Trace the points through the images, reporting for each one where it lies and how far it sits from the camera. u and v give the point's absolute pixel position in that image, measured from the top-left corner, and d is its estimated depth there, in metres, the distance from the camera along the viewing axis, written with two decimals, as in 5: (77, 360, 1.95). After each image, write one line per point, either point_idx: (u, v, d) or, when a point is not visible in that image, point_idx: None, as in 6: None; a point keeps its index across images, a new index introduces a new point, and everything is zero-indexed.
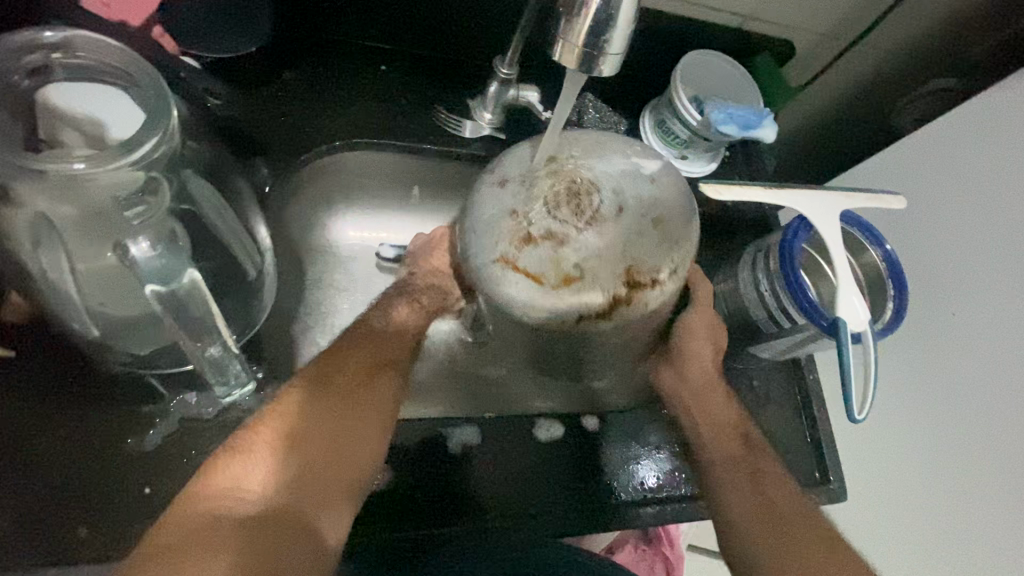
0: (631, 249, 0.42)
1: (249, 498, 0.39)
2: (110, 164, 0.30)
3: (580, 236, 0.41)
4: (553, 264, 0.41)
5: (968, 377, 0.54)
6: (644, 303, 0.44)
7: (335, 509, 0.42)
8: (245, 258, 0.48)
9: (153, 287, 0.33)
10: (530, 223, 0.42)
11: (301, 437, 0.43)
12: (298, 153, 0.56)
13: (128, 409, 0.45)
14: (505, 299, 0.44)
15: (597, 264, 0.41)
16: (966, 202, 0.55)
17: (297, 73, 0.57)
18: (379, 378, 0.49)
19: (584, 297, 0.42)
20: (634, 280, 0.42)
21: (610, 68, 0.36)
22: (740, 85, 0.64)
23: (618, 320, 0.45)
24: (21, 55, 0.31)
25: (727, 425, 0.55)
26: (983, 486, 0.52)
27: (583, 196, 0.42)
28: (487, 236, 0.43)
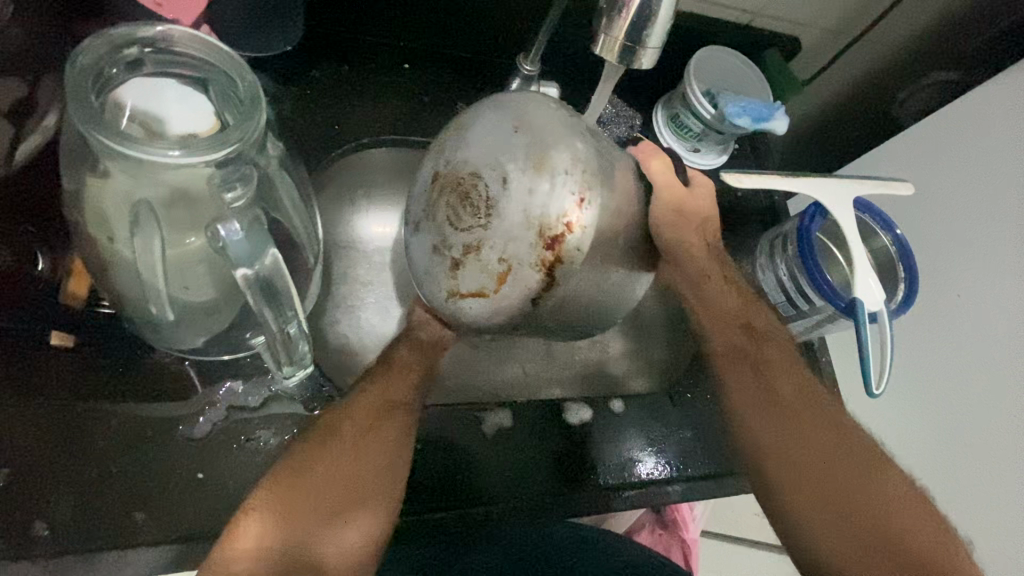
0: (535, 210, 0.41)
1: (247, 561, 0.40)
2: (202, 153, 0.30)
3: (489, 231, 0.41)
4: (485, 273, 0.42)
5: (981, 350, 0.56)
6: (581, 246, 0.41)
7: (347, 543, 0.43)
8: (306, 245, 0.43)
9: (243, 269, 0.31)
10: (449, 243, 0.43)
11: (299, 489, 0.43)
12: (328, 150, 0.59)
13: (178, 398, 0.47)
14: (474, 324, 0.45)
15: (514, 247, 0.41)
16: (971, 186, 0.58)
17: (324, 71, 0.59)
18: (387, 418, 0.47)
19: (523, 285, 0.42)
20: (549, 236, 0.41)
21: (649, 60, 0.39)
22: (750, 80, 0.66)
23: (575, 275, 0.42)
24: (121, 49, 0.33)
25: (737, 339, 0.56)
26: (1000, 462, 0.54)
27: (471, 194, 0.42)
28: (427, 275, 0.45)
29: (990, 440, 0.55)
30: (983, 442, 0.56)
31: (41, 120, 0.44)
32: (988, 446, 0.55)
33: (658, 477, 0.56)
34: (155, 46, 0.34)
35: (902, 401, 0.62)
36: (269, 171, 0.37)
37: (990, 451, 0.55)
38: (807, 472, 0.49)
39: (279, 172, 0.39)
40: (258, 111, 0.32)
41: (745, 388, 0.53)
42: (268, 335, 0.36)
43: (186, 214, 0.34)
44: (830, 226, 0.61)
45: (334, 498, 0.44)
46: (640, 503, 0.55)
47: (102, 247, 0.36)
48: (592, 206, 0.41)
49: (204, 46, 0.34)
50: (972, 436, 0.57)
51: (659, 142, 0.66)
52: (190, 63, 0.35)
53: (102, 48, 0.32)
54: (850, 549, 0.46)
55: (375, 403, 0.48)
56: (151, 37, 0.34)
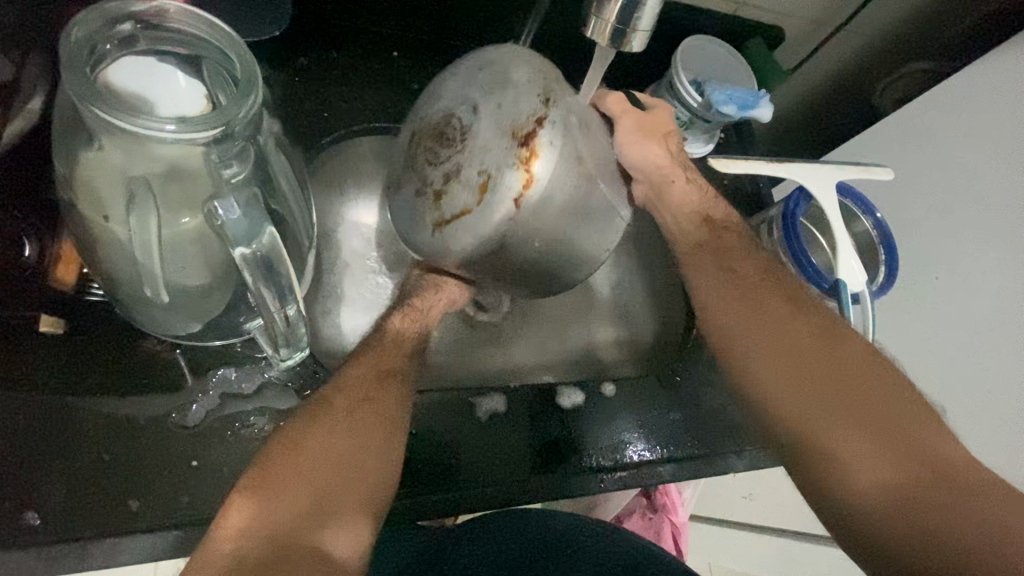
0: (504, 121, 0.41)
1: (238, 541, 0.38)
2: (196, 131, 0.30)
3: (465, 153, 0.42)
4: (467, 191, 0.42)
5: (972, 322, 0.57)
6: (556, 143, 0.41)
7: (350, 521, 0.41)
8: (301, 229, 0.43)
9: (241, 249, 0.32)
10: (430, 180, 0.44)
11: (291, 460, 0.41)
12: (319, 137, 0.59)
13: (171, 385, 0.47)
14: (465, 254, 0.44)
15: (490, 156, 0.41)
16: (947, 168, 0.60)
17: (313, 58, 0.58)
18: (383, 387, 0.48)
19: (507, 188, 0.41)
20: (521, 137, 0.41)
21: (640, 43, 0.40)
22: (737, 69, 0.66)
23: (558, 180, 0.41)
24: (112, 25, 0.33)
25: (711, 273, 0.54)
26: (986, 443, 0.56)
27: (444, 129, 0.43)
28: (414, 219, 0.45)
29: (977, 422, 0.56)
30: (970, 425, 0.57)
31: (28, 102, 0.44)
32: (976, 428, 0.56)
33: (648, 465, 0.57)
34: (145, 24, 0.34)
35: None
36: (264, 154, 0.37)
37: (981, 432, 0.56)
38: (801, 378, 0.46)
39: (274, 154, 0.39)
40: (255, 87, 0.32)
41: (733, 306, 0.51)
42: (266, 320, 0.37)
43: (181, 193, 0.34)
44: (814, 212, 0.62)
45: (330, 467, 0.42)
46: (630, 486, 0.56)
47: (95, 229, 0.35)
48: (557, 106, 0.42)
49: (201, 27, 0.33)
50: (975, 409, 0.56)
51: None
52: (182, 42, 0.35)
53: (94, 25, 0.32)
54: (887, 473, 0.42)
55: (366, 381, 0.48)
56: (145, 13, 0.33)
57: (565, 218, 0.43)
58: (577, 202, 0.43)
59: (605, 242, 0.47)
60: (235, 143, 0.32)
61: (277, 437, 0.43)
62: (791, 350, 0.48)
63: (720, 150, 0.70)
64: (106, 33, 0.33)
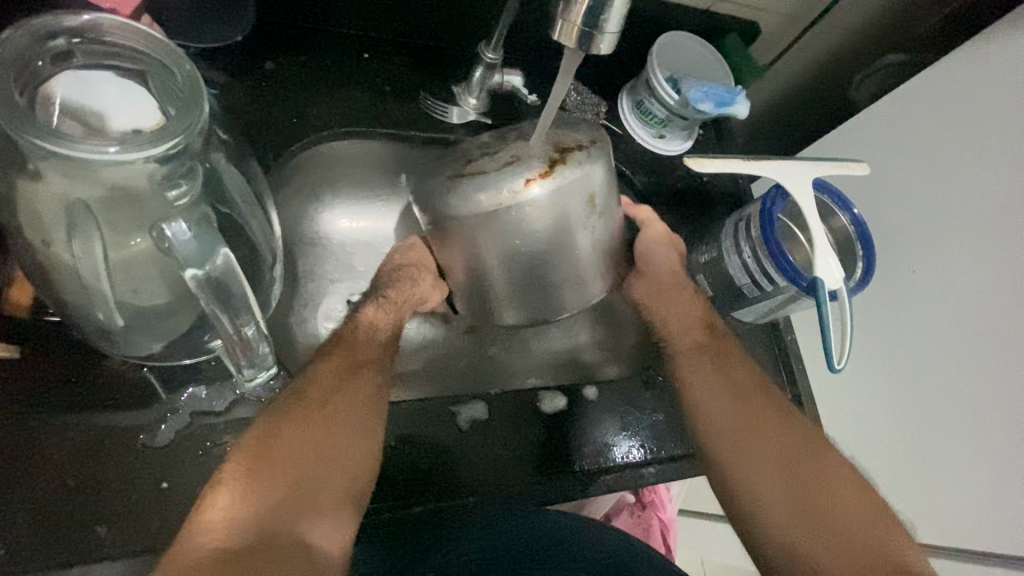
0: (557, 135, 0.44)
1: (218, 533, 0.36)
2: (138, 152, 0.29)
3: (512, 143, 0.45)
4: (493, 161, 0.44)
5: (940, 316, 0.57)
6: (585, 168, 0.43)
7: (331, 518, 0.41)
8: (262, 242, 0.44)
9: (193, 271, 0.31)
10: (471, 150, 0.46)
11: (269, 453, 0.41)
12: (288, 144, 0.56)
13: (135, 407, 0.45)
14: (457, 210, 0.44)
15: (530, 148, 0.44)
16: (920, 160, 0.59)
17: (279, 62, 0.56)
18: (353, 379, 0.47)
19: (523, 170, 0.42)
20: (564, 148, 0.43)
21: (608, 46, 0.39)
22: (713, 66, 0.66)
23: (566, 194, 0.43)
24: (48, 41, 0.32)
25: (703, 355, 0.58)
26: (983, 451, 0.52)
27: (507, 131, 0.47)
28: (437, 172, 0.47)
29: (978, 431, 0.53)
30: (967, 432, 0.54)
31: None
32: (977, 435, 0.53)
33: (631, 463, 0.56)
34: (85, 37, 0.33)
35: (876, 382, 0.62)
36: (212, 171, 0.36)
37: (987, 445, 0.52)
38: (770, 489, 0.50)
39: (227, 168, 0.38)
40: (198, 98, 0.31)
41: (712, 389, 0.55)
42: (225, 340, 0.36)
43: (130, 214, 0.33)
44: (792, 208, 0.62)
45: (310, 461, 0.42)
46: (610, 490, 0.56)
47: (44, 253, 0.34)
48: (603, 155, 0.45)
49: (136, 36, 0.33)
50: (941, 409, 0.56)
51: (625, 130, 0.66)
52: (128, 55, 0.34)
53: (22, 41, 0.31)
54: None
55: (340, 376, 0.47)
56: (80, 28, 0.32)
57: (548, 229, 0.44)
58: (571, 228, 0.45)
59: (582, 287, 0.48)
60: (180, 160, 0.32)
61: (252, 434, 0.42)
62: (760, 454, 0.51)
63: (697, 147, 0.69)
64: (41, 49, 0.32)
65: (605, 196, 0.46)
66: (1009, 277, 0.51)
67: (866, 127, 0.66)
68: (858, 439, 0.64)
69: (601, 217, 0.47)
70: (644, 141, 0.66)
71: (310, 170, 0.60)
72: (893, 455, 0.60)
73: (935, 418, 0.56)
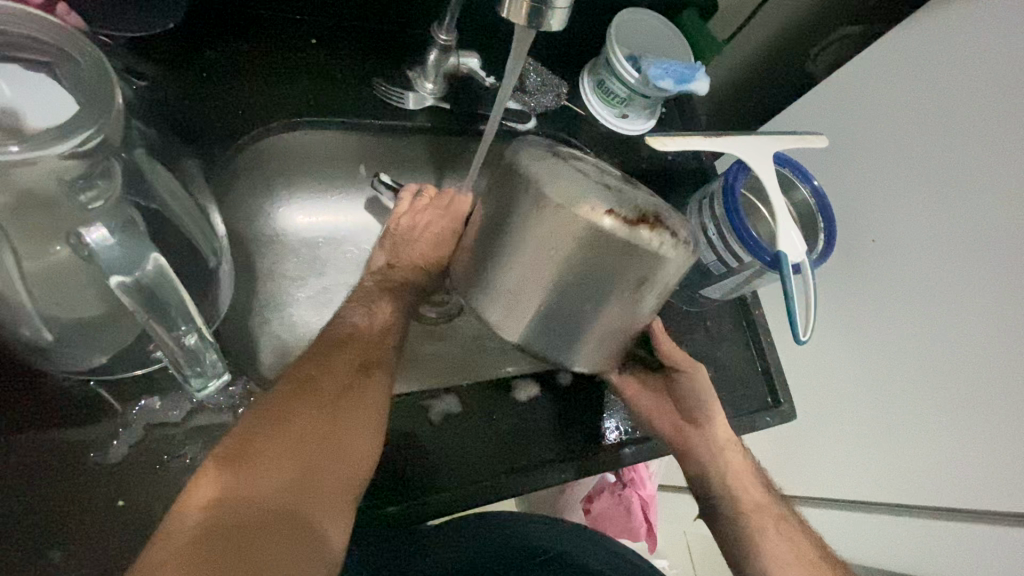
0: (659, 204, 0.40)
1: (209, 512, 0.34)
2: (47, 148, 0.28)
3: (624, 183, 0.41)
4: (598, 175, 0.40)
5: (901, 285, 0.57)
6: (661, 248, 0.38)
7: (333, 507, 0.38)
8: (204, 245, 0.43)
9: (119, 278, 0.30)
10: (579, 155, 0.42)
11: (275, 431, 0.38)
12: (234, 137, 0.52)
13: (82, 423, 0.42)
14: (533, 179, 0.38)
15: (633, 191, 0.40)
16: (875, 130, 0.60)
17: (220, 51, 0.53)
18: (366, 379, 0.44)
19: (613, 200, 0.37)
20: (661, 216, 0.39)
21: (559, 21, 0.37)
22: (673, 43, 0.65)
23: (631, 253, 0.37)
24: None
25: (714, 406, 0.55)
26: (941, 414, 0.54)
27: (626, 176, 0.43)
28: (540, 145, 0.43)
29: (943, 387, 0.54)
30: (928, 395, 0.55)
31: None
32: (940, 395, 0.54)
33: (604, 441, 0.55)
34: None
35: (842, 350, 0.64)
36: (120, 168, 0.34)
37: (951, 401, 0.53)
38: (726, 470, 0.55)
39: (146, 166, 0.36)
40: (109, 87, 0.30)
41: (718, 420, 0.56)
42: (166, 351, 0.35)
43: (46, 221, 0.32)
44: (754, 183, 0.62)
45: (312, 447, 0.39)
46: (593, 470, 0.54)
47: None
48: (684, 263, 0.40)
49: (36, 24, 0.30)
50: (903, 375, 0.57)
51: (587, 110, 0.65)
52: (33, 43, 0.31)
53: None
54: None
55: (353, 372, 0.44)
56: None
57: (581, 278, 0.38)
58: (610, 290, 0.39)
59: (567, 350, 0.43)
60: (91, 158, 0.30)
61: (251, 416, 0.40)
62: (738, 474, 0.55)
63: (660, 125, 0.69)
64: None
65: (652, 294, 0.41)
66: (962, 234, 0.52)
67: (825, 98, 0.67)
68: (826, 405, 0.66)
69: (633, 309, 0.41)
70: (606, 122, 0.65)
71: (260, 164, 0.56)
72: (863, 422, 0.62)
73: (902, 382, 0.57)
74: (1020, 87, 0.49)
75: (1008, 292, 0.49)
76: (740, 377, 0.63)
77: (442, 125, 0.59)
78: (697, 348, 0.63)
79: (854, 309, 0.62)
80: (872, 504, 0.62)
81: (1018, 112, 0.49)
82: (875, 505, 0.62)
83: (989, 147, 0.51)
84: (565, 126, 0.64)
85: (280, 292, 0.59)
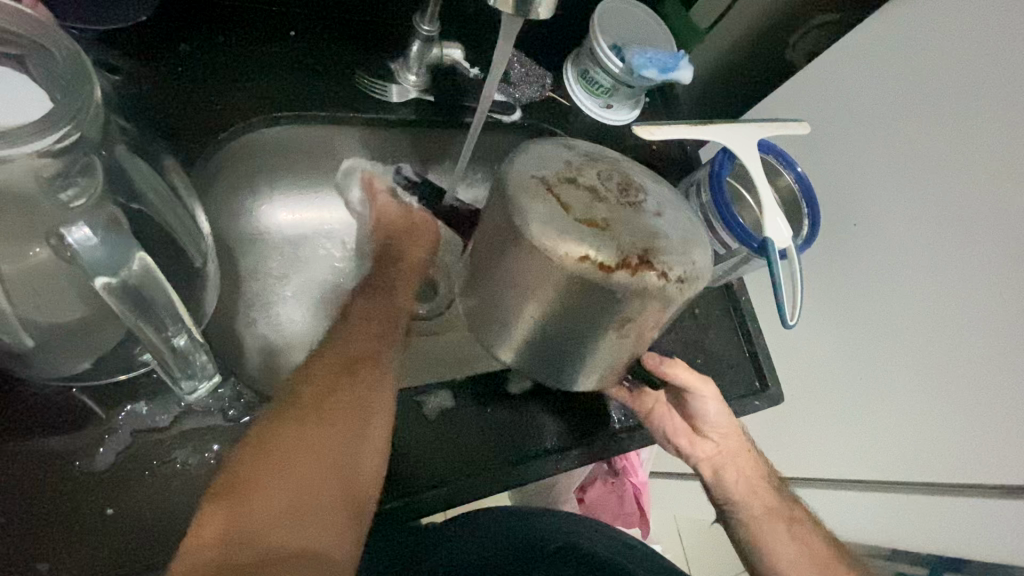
0: (654, 237, 0.37)
1: (217, 549, 0.34)
2: (22, 147, 0.27)
3: (619, 211, 0.38)
4: (586, 207, 0.37)
5: (886, 267, 0.59)
6: (639, 294, 0.36)
7: (340, 529, 0.38)
8: (189, 244, 0.42)
9: (104, 278, 0.29)
10: (578, 171, 0.39)
11: (276, 460, 0.37)
12: (214, 134, 0.51)
13: (67, 431, 0.41)
14: (515, 212, 0.37)
15: (623, 225, 0.37)
16: (854, 116, 0.61)
17: (195, 44, 0.52)
18: (370, 388, 0.42)
19: (592, 244, 0.36)
20: (648, 256, 0.36)
21: (547, 9, 0.37)
22: (656, 32, 0.65)
23: (606, 299, 0.37)
24: None
25: (724, 418, 0.57)
26: (924, 395, 0.55)
27: (632, 188, 0.40)
28: (535, 160, 0.39)
29: (924, 373, 0.55)
30: (912, 377, 0.56)
31: None
32: (922, 377, 0.55)
33: (599, 428, 0.55)
34: None
35: (827, 333, 0.65)
36: (99, 165, 0.33)
37: (930, 381, 0.54)
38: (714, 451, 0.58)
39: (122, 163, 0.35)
40: (86, 81, 0.29)
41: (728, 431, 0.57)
42: (154, 353, 0.34)
43: (24, 223, 0.31)
44: (739, 171, 0.63)
45: (315, 475, 0.38)
46: (590, 457, 0.54)
47: None
48: (674, 299, 0.38)
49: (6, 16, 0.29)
50: (888, 356, 0.58)
51: (572, 100, 0.65)
52: (3, 36, 0.30)
53: None
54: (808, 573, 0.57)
55: (357, 385, 0.42)
56: None
57: (563, 313, 0.38)
58: (595, 327, 0.39)
59: (555, 370, 0.44)
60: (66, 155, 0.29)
61: (250, 441, 0.38)
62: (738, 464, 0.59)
63: (645, 114, 0.69)
64: None
65: (640, 327, 0.40)
66: (947, 223, 0.53)
67: (805, 86, 0.68)
68: (813, 387, 0.67)
69: (619, 340, 0.40)
70: (591, 112, 0.65)
71: (242, 161, 0.55)
72: (848, 401, 0.63)
73: (884, 365, 0.59)
74: (994, 72, 0.50)
75: (990, 277, 0.50)
76: (728, 363, 0.63)
77: (426, 118, 0.58)
78: (686, 335, 0.63)
79: (839, 291, 0.63)
80: (859, 481, 0.64)
81: (993, 98, 0.50)
82: (861, 482, 0.64)
83: (967, 132, 0.52)
84: (550, 116, 0.64)
85: (266, 291, 0.58)
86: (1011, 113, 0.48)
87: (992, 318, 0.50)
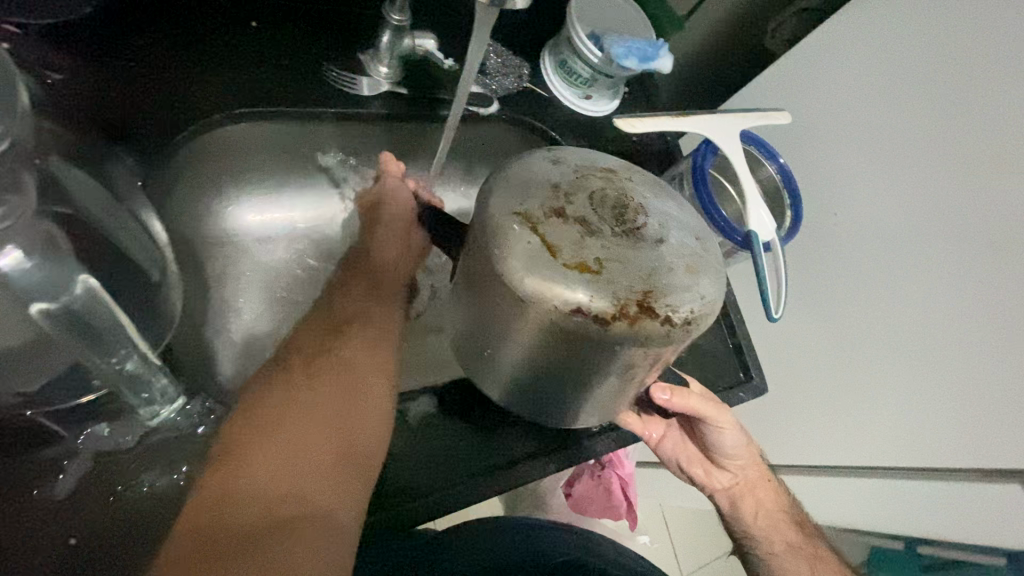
0: (655, 275, 0.33)
1: (220, 508, 0.33)
2: None
3: (615, 245, 0.33)
4: (575, 247, 0.33)
5: (870, 256, 0.59)
6: (642, 340, 0.33)
7: (346, 489, 0.36)
8: None
9: (40, 301, 0.34)
10: (568, 198, 0.34)
11: (273, 422, 0.37)
12: (172, 133, 0.48)
13: (20, 457, 0.38)
14: (495, 256, 0.33)
15: (620, 265, 0.33)
16: (834, 105, 0.61)
17: (148, 37, 0.49)
18: (361, 357, 0.42)
19: (583, 294, 0.31)
20: (649, 299, 0.32)
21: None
22: (634, 20, 0.63)
23: (604, 349, 0.33)
24: None
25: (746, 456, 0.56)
26: (907, 382, 0.55)
27: (631, 214, 0.35)
28: (515, 188, 0.35)
29: (908, 359, 0.55)
30: (895, 364, 0.56)
31: None
32: (905, 364, 0.55)
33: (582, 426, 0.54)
34: None
35: (810, 323, 0.65)
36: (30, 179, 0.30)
37: (911, 368, 0.55)
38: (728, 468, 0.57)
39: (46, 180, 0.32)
40: None
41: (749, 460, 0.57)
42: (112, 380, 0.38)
43: None
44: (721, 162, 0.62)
45: (314, 432, 0.37)
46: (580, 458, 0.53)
47: None
48: (684, 340, 0.34)
49: None
50: (872, 344, 0.59)
51: (550, 91, 0.63)
52: None
53: None
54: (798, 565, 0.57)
55: (355, 352, 0.42)
56: None
57: (555, 356, 0.35)
58: (597, 371, 0.36)
59: (553, 402, 0.41)
60: None
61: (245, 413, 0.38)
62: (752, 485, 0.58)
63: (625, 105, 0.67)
64: None
65: (646, 366, 0.36)
66: (935, 217, 0.52)
67: (785, 74, 0.67)
68: (797, 377, 0.68)
69: (624, 379, 0.37)
70: (570, 103, 0.63)
71: (205, 162, 0.52)
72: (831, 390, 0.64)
73: (868, 353, 0.59)
74: (972, 60, 0.50)
75: (971, 260, 0.50)
76: (713, 356, 0.63)
77: (400, 112, 0.56)
78: None
79: (823, 282, 0.63)
80: (843, 468, 0.65)
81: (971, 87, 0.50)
82: (846, 469, 0.64)
83: (939, 122, 0.52)
84: (529, 108, 0.62)
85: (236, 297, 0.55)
86: (987, 101, 0.49)
87: (972, 301, 0.50)
